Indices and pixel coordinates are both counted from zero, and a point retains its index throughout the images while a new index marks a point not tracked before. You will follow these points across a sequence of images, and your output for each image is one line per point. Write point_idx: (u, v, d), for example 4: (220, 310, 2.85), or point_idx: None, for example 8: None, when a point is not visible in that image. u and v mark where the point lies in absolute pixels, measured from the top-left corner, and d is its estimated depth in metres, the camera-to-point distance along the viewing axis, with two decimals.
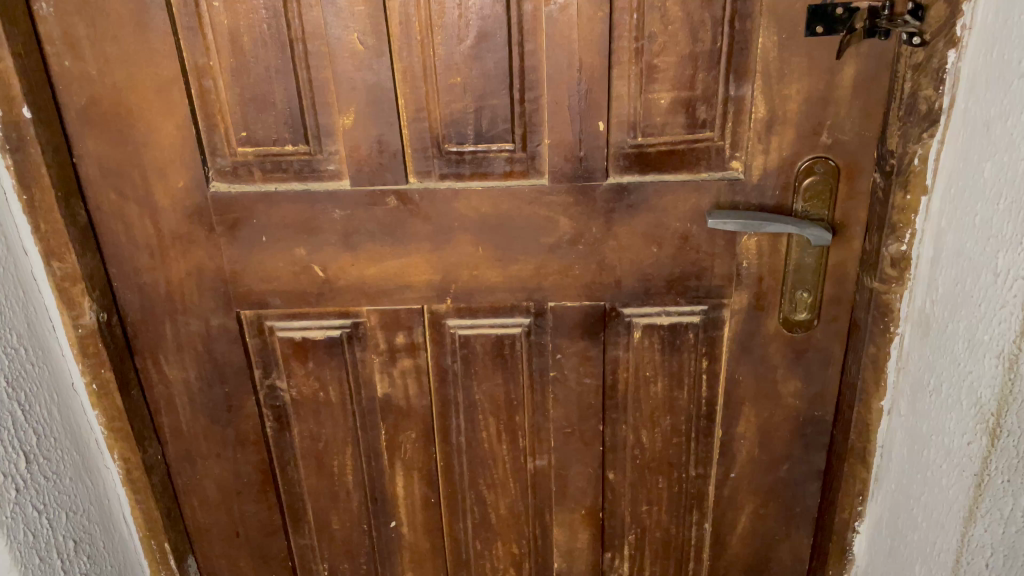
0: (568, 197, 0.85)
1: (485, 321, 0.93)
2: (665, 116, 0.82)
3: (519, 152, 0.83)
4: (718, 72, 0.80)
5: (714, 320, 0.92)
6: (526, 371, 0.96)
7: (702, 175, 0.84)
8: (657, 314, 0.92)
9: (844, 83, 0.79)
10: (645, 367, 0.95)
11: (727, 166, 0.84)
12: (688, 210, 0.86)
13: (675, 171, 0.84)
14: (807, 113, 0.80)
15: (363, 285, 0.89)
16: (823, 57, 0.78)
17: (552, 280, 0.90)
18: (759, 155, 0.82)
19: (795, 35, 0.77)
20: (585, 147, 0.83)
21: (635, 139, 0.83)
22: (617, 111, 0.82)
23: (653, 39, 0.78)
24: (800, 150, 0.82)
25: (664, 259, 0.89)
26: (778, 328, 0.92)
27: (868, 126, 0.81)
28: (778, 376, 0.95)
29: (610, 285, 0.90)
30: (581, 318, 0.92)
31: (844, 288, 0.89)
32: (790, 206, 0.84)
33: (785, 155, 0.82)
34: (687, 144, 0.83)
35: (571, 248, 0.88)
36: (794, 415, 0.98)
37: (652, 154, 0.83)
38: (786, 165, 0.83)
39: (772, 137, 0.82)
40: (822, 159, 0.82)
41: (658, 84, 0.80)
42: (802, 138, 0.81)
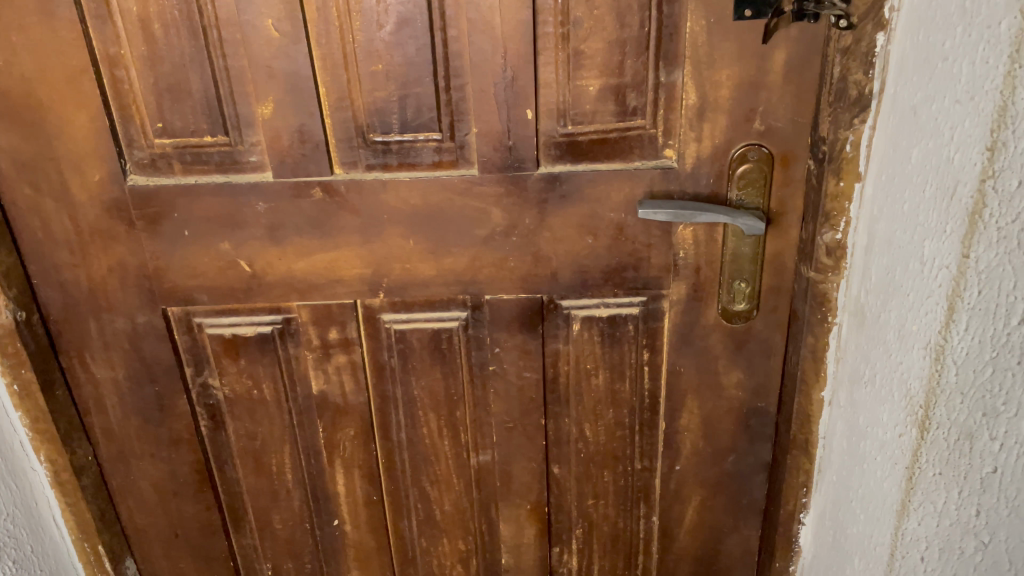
0: (499, 188, 0.83)
1: (421, 316, 0.91)
2: (595, 103, 0.80)
3: (447, 141, 0.81)
4: (647, 59, 0.78)
5: (653, 311, 0.91)
6: (465, 365, 0.95)
7: (635, 165, 0.82)
8: (595, 305, 0.91)
9: (775, 68, 0.77)
10: (585, 360, 0.95)
11: (660, 154, 0.82)
12: (622, 200, 0.84)
13: (608, 160, 0.82)
14: (738, 100, 0.78)
15: (292, 280, 0.87)
16: (753, 42, 0.76)
17: (487, 272, 0.88)
18: (692, 143, 0.81)
19: (723, 20, 0.75)
20: (514, 137, 0.80)
21: (566, 127, 0.81)
22: (545, 99, 0.79)
23: (578, 24, 0.76)
24: (732, 137, 0.80)
25: (600, 250, 0.87)
26: (718, 319, 0.91)
27: (801, 112, 0.79)
28: (720, 367, 0.94)
29: (546, 277, 0.89)
30: (518, 311, 0.91)
31: (784, 279, 0.88)
32: (725, 195, 0.83)
33: (718, 143, 0.81)
34: (618, 132, 0.81)
35: (504, 239, 0.86)
36: (737, 407, 0.96)
37: (583, 142, 0.81)
38: (719, 153, 0.81)
39: (704, 124, 0.80)
40: (755, 145, 0.80)
41: (586, 71, 0.78)
42: (735, 125, 0.80)
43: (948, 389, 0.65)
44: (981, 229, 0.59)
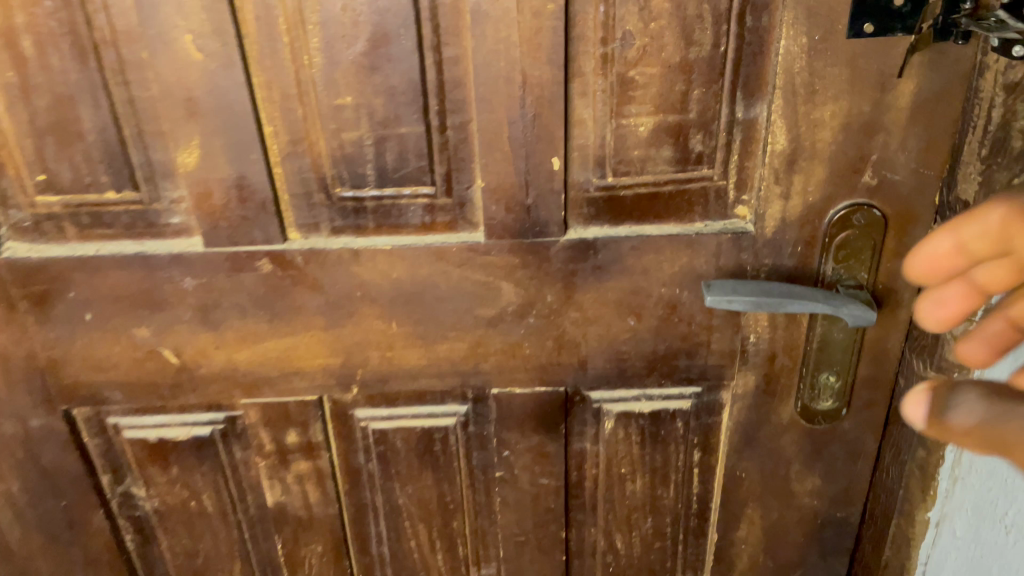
0: (512, 257, 0.61)
1: (407, 412, 0.70)
2: (646, 148, 0.58)
3: (442, 197, 0.59)
4: (720, 88, 0.56)
5: (708, 404, 0.71)
6: (465, 468, 0.74)
7: (696, 227, 0.61)
8: (634, 398, 0.70)
9: (899, 104, 0.56)
10: (619, 463, 0.74)
11: (730, 213, 0.61)
12: (677, 272, 0.63)
13: (660, 223, 0.61)
14: (843, 146, 0.57)
15: (235, 373, 0.66)
16: (871, 68, 0.55)
17: (494, 361, 0.66)
18: (776, 201, 0.60)
19: (831, 35, 0.54)
20: (534, 192, 0.59)
21: (605, 179, 0.59)
22: (578, 141, 0.58)
23: (627, 42, 0.54)
24: (831, 192, 0.59)
25: (644, 335, 0.66)
26: (793, 417, 0.70)
27: (929, 162, 0.58)
28: (792, 472, 0.74)
29: (572, 366, 0.67)
30: (534, 407, 0.69)
31: (886, 370, 0.67)
32: (816, 268, 0.62)
33: (811, 201, 0.60)
34: (675, 185, 0.60)
35: (518, 321, 0.64)
36: (810, 518, 0.77)
37: (627, 198, 0.60)
38: (813, 214, 0.60)
39: (794, 176, 0.59)
40: (863, 206, 0.59)
41: (636, 103, 0.56)
42: (836, 178, 0.59)
43: None
44: None
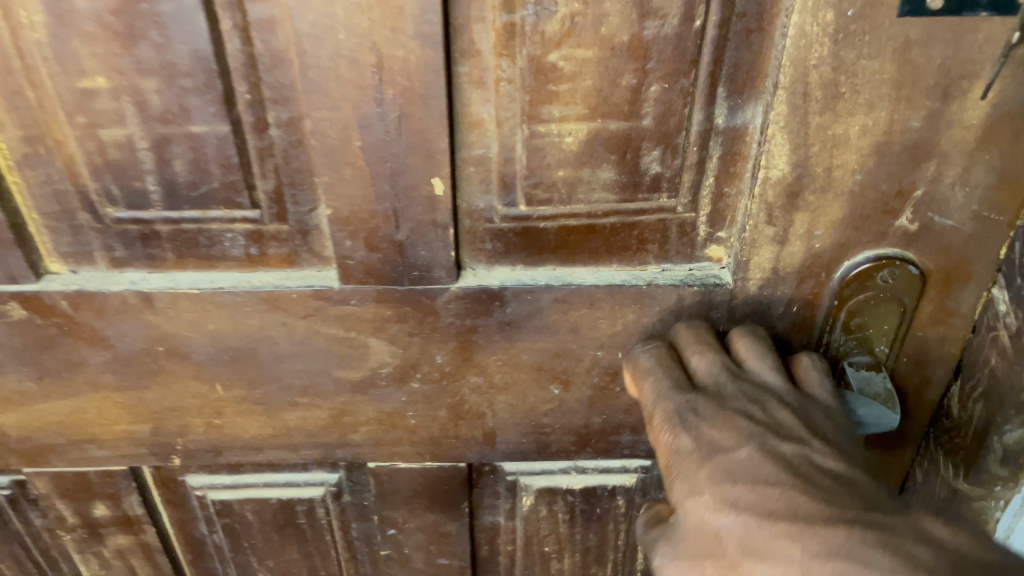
0: (381, 309, 0.42)
1: (258, 480, 0.53)
2: (575, 166, 0.38)
3: (272, 224, 0.40)
4: (692, 83, 0.36)
5: (658, 482, 0.54)
6: (341, 541, 0.57)
7: (649, 274, 0.42)
8: (561, 471, 0.53)
9: (965, 119, 0.36)
10: (542, 541, 0.57)
11: (697, 254, 0.42)
12: (619, 333, 0.44)
13: (599, 267, 0.43)
14: (874, 175, 0.38)
15: (4, 440, 0.47)
16: (930, 65, 0.35)
17: (366, 432, 0.48)
18: (767, 247, 0.41)
19: (871, 9, 0.33)
20: (407, 225, 0.39)
21: (516, 208, 0.40)
22: (474, 151, 0.38)
23: (546, 8, 0.34)
24: (847, 238, 0.40)
25: (573, 406, 0.48)
26: None
27: (998, 204, 0.39)
28: None
29: (475, 440, 0.49)
30: (426, 484, 0.52)
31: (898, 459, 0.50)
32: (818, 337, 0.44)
33: (818, 250, 0.41)
34: (619, 217, 0.40)
35: (396, 386, 0.46)
36: None
37: (549, 233, 0.41)
38: (817, 266, 0.41)
39: (796, 215, 0.39)
40: (897, 265, 0.40)
41: (560, 102, 0.36)
42: (858, 220, 0.39)
43: None
44: None
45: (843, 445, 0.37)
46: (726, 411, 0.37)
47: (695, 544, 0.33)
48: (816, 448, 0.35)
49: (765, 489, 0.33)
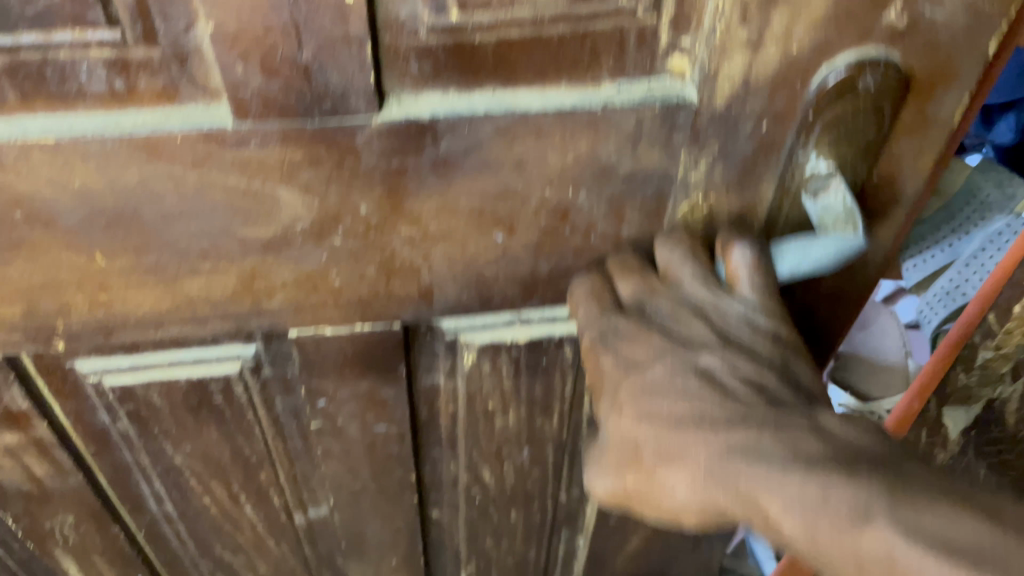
0: (290, 150, 0.35)
1: (160, 360, 0.46)
2: None
3: (138, 50, 0.31)
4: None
5: None
6: (267, 417, 0.52)
7: (603, 96, 0.36)
8: (503, 324, 0.48)
9: None
10: (485, 397, 0.54)
11: (658, 68, 0.36)
12: (570, 165, 0.38)
13: (547, 87, 0.36)
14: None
15: None
16: None
17: (285, 298, 0.42)
18: (738, 55, 0.35)
19: None
20: (313, 42, 0.32)
21: (447, 17, 0.33)
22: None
23: None
24: (830, 38, 0.35)
25: (518, 253, 0.42)
26: None
27: None
28: None
29: (410, 298, 0.44)
30: (357, 350, 0.47)
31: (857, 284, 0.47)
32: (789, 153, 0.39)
33: (795, 58, 0.35)
34: (568, 26, 0.34)
35: (314, 243, 0.40)
36: None
37: (485, 49, 0.34)
38: (795, 75, 0.36)
39: (773, 15, 0.34)
40: (886, 71, 0.36)
41: None
42: (842, 18, 0.34)
43: None
44: None
45: (756, 343, 0.39)
46: (643, 328, 0.40)
47: (617, 454, 0.39)
48: (722, 355, 0.38)
49: (678, 401, 0.38)
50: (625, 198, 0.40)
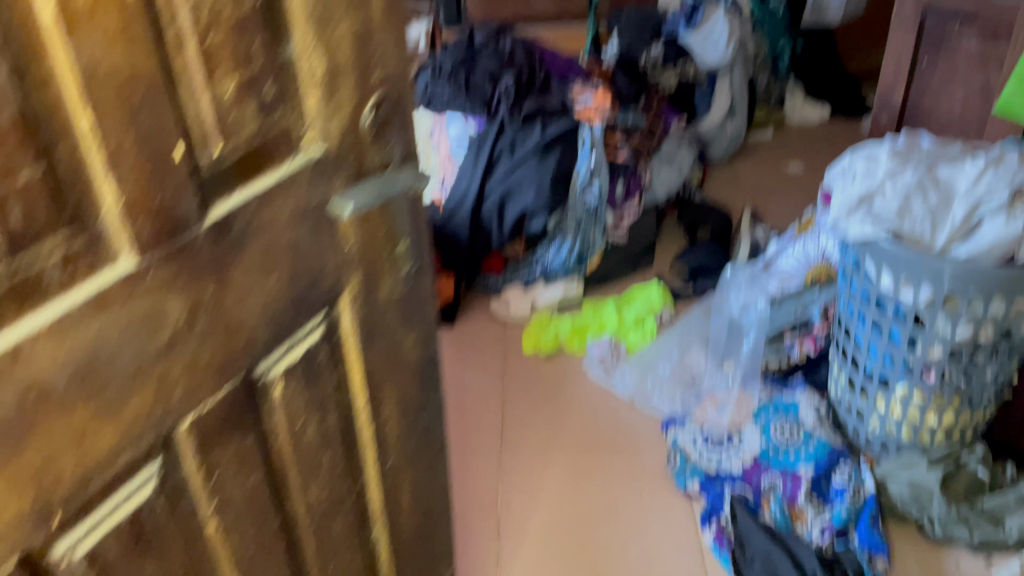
0: (167, 269, 0.53)
1: (107, 514, 0.55)
2: (239, 110, 0.55)
3: (75, 239, 0.47)
4: (269, 9, 0.55)
5: (331, 327, 0.72)
6: (183, 531, 0.62)
7: (287, 167, 0.61)
8: (287, 353, 0.68)
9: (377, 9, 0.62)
10: (297, 423, 0.72)
11: (298, 147, 0.62)
12: (292, 213, 0.62)
13: (263, 167, 0.59)
14: (364, 32, 0.62)
15: None
16: None
17: (181, 390, 0.58)
18: (327, 124, 0.63)
19: None
20: (169, 190, 0.51)
21: (213, 154, 0.54)
22: (184, 104, 0.51)
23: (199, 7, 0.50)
24: (359, 75, 0.63)
25: (284, 285, 0.64)
26: (388, 294, 0.77)
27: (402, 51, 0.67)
28: (402, 339, 0.82)
29: (243, 354, 0.62)
30: (222, 415, 0.63)
31: (422, 220, 0.78)
32: (372, 154, 0.68)
33: (348, 116, 0.64)
34: (258, 137, 0.57)
35: (189, 332, 0.56)
36: (421, 370, 0.87)
37: (230, 166, 0.56)
38: (351, 127, 0.65)
39: (333, 102, 0.62)
40: (382, 97, 0.66)
41: (221, 74, 0.53)
42: (358, 83, 0.63)
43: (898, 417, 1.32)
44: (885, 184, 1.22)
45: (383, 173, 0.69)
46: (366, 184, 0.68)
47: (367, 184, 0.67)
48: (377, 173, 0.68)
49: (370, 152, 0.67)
50: (322, 214, 0.66)
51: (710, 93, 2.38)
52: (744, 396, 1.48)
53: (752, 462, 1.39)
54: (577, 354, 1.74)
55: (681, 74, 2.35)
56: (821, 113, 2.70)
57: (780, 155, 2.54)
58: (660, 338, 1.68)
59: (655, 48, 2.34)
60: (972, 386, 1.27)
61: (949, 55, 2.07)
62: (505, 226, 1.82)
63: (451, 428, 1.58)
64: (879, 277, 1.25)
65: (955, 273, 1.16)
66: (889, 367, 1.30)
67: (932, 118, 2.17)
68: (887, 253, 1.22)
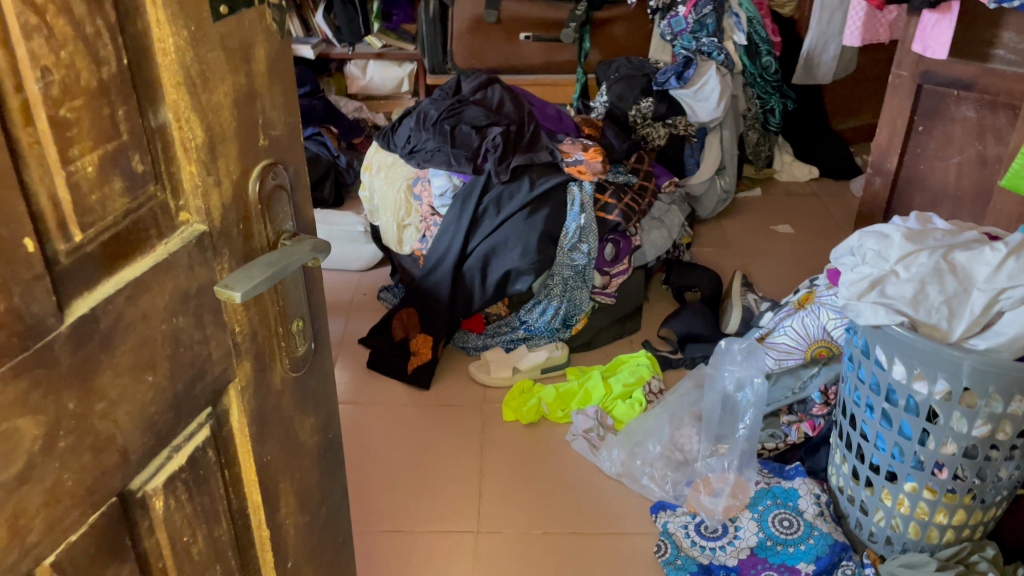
0: (18, 378, 0.39)
1: None
2: (101, 188, 0.43)
3: None
4: (133, 70, 0.44)
5: (221, 423, 0.57)
6: None
7: (161, 251, 0.48)
8: (168, 460, 0.52)
9: (260, 65, 0.52)
10: (184, 536, 0.55)
11: (177, 224, 0.49)
12: (171, 299, 0.48)
13: (129, 258, 0.46)
14: (247, 94, 0.51)
15: None
16: (238, 43, 0.50)
17: (41, 524, 0.43)
18: (215, 192, 0.50)
19: (201, 35, 0.46)
20: (17, 289, 0.39)
21: (71, 240, 0.42)
22: (31, 192, 0.40)
23: (48, 77, 0.39)
24: (244, 139, 0.52)
25: (166, 385, 0.50)
26: (285, 376, 0.61)
27: (292, 111, 0.56)
28: (308, 431, 0.66)
29: (118, 469, 0.47)
30: (93, 544, 0.47)
31: (316, 294, 0.64)
32: (262, 229, 0.55)
33: (236, 180, 0.52)
34: (123, 218, 0.45)
35: (49, 456, 0.42)
36: (333, 467, 0.72)
37: (93, 250, 0.44)
38: (240, 198, 0.53)
39: (219, 164, 0.50)
40: (268, 166, 0.55)
41: (78, 145, 0.41)
42: (244, 149, 0.52)
43: (912, 515, 1.23)
44: (905, 288, 1.15)
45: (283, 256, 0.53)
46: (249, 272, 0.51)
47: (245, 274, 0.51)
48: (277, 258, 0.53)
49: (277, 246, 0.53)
50: (203, 304, 0.51)
51: (698, 148, 2.34)
52: (742, 480, 1.39)
53: (748, 555, 1.29)
54: (560, 423, 1.63)
55: (671, 129, 2.27)
56: (810, 170, 2.67)
57: (769, 216, 2.47)
58: (650, 410, 1.60)
59: (646, 101, 2.25)
60: (986, 485, 1.18)
61: (946, 122, 2.02)
62: (487, 286, 1.71)
63: (422, 495, 1.47)
64: (890, 367, 1.17)
65: (973, 368, 1.08)
66: (898, 461, 1.21)
67: (928, 184, 2.12)
68: (900, 342, 1.14)
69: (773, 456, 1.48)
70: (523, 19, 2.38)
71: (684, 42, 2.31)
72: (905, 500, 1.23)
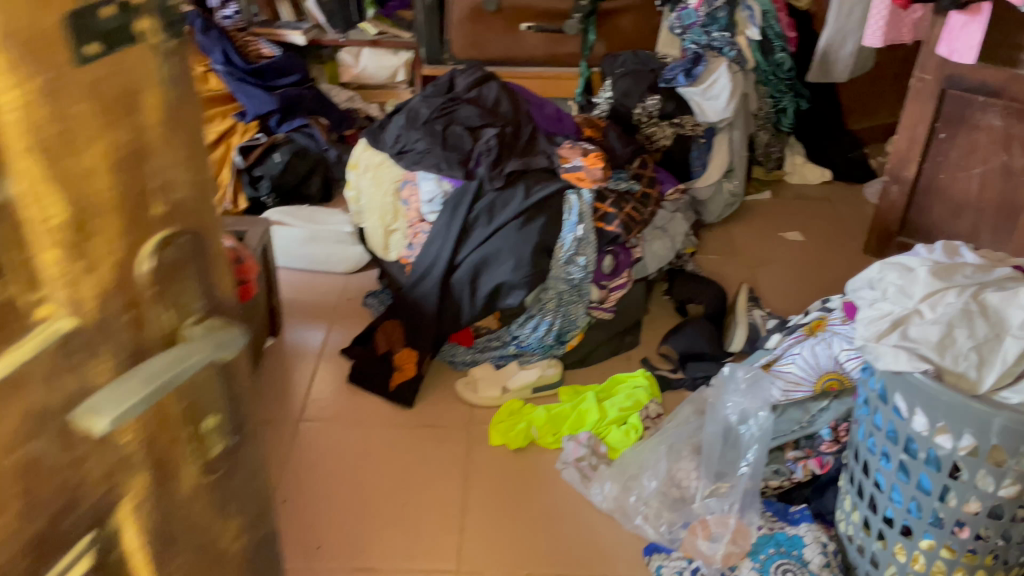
0: None
1: None
2: None
3: None
4: None
5: (106, 549, 0.46)
6: None
7: (15, 360, 0.37)
8: None
9: (152, 117, 0.41)
10: None
11: (37, 321, 0.38)
12: (21, 420, 0.38)
13: None
14: (132, 152, 0.40)
15: None
16: (117, 90, 0.38)
17: None
18: (87, 281, 0.39)
19: (58, 83, 0.35)
20: None
21: None
22: None
23: None
24: (129, 209, 0.41)
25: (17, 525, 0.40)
26: (196, 482, 0.51)
27: (202, 166, 0.45)
28: (236, 530, 0.56)
29: None
30: None
31: (243, 379, 0.52)
32: (158, 313, 0.44)
33: (120, 261, 0.41)
34: None
35: None
36: (269, 560, 0.62)
37: None
38: (123, 280, 0.41)
39: (91, 245, 0.39)
40: (166, 237, 0.43)
41: None
42: (130, 220, 0.41)
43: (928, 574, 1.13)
44: (931, 331, 1.04)
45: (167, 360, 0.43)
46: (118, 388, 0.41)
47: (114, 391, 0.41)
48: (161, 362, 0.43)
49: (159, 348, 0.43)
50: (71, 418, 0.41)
51: (707, 148, 2.21)
52: (742, 525, 1.28)
53: None
54: (551, 449, 1.53)
55: (678, 129, 2.15)
56: (822, 173, 2.56)
57: (778, 222, 2.35)
58: (644, 440, 1.49)
59: (652, 98, 2.13)
60: (1010, 545, 1.08)
61: (970, 130, 1.91)
62: (477, 300, 1.60)
63: (397, 529, 1.36)
64: (911, 417, 1.07)
65: (1004, 427, 0.97)
66: (915, 517, 1.11)
67: (948, 194, 2.01)
68: (923, 391, 1.03)
69: (778, 494, 1.39)
70: (524, 8, 2.26)
71: (694, 36, 2.17)
72: (922, 557, 1.12)
